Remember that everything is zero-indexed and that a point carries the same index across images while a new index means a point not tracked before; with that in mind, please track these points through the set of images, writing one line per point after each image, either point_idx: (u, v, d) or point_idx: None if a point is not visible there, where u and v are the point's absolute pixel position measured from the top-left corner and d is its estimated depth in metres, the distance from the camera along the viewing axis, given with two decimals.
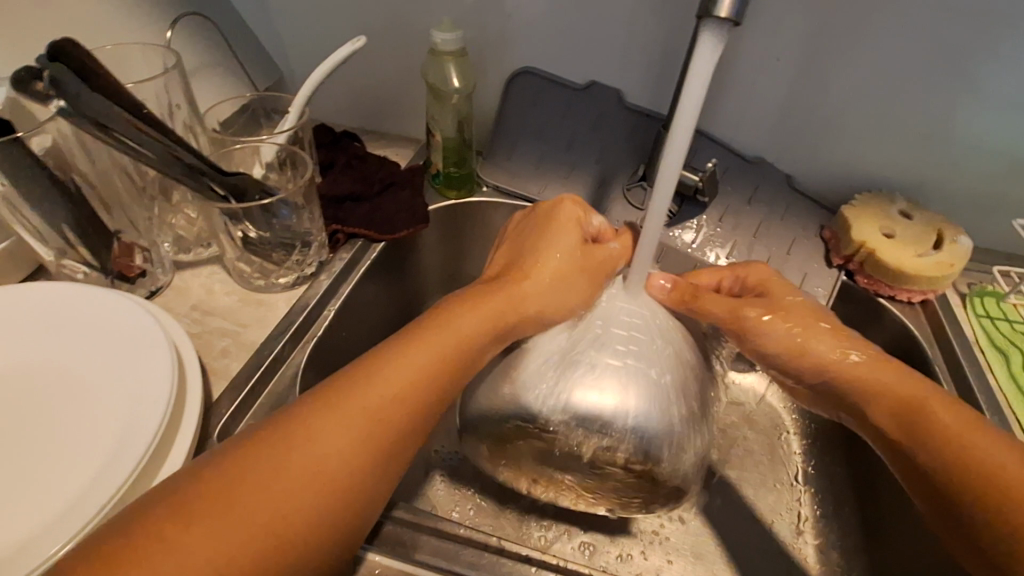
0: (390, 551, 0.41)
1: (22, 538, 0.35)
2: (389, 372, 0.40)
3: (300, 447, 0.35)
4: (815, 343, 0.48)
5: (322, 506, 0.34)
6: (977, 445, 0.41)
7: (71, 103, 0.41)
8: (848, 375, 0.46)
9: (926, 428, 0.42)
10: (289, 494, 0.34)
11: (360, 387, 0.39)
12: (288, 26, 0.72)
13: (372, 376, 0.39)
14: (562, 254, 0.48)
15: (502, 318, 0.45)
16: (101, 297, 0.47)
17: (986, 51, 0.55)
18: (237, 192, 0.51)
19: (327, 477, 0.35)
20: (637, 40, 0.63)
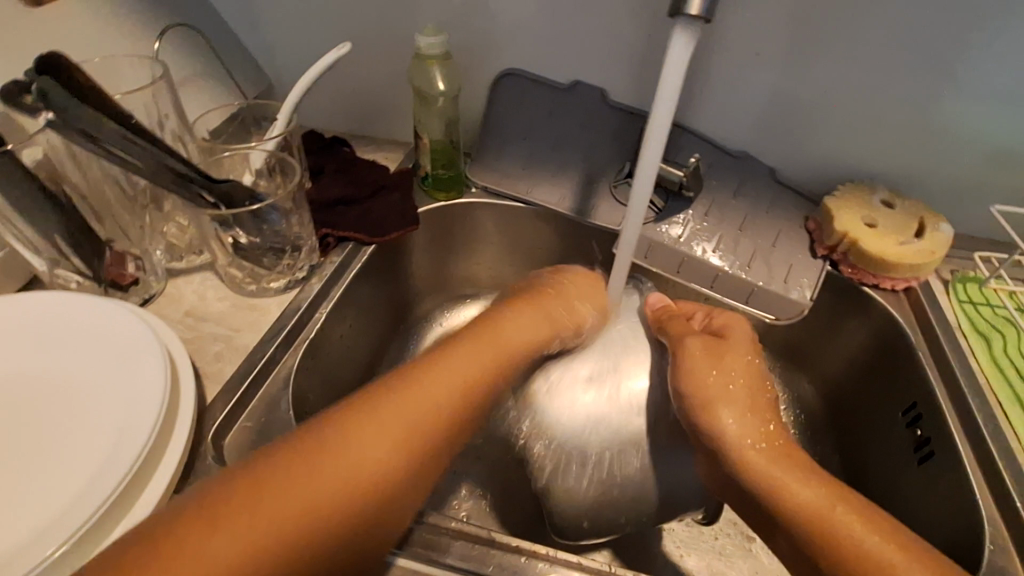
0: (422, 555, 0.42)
1: (20, 542, 0.35)
2: (452, 369, 0.45)
3: (347, 442, 0.37)
4: (724, 406, 0.48)
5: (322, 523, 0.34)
6: (853, 530, 0.39)
7: (59, 116, 0.42)
8: (742, 453, 0.45)
9: (794, 506, 0.41)
10: (338, 495, 0.35)
11: (408, 395, 0.41)
12: (274, 34, 0.73)
13: (436, 374, 0.44)
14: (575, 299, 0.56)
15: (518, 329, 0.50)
16: (94, 305, 0.48)
17: (958, 41, 0.56)
18: (226, 199, 0.52)
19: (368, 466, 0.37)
20: (617, 40, 0.64)
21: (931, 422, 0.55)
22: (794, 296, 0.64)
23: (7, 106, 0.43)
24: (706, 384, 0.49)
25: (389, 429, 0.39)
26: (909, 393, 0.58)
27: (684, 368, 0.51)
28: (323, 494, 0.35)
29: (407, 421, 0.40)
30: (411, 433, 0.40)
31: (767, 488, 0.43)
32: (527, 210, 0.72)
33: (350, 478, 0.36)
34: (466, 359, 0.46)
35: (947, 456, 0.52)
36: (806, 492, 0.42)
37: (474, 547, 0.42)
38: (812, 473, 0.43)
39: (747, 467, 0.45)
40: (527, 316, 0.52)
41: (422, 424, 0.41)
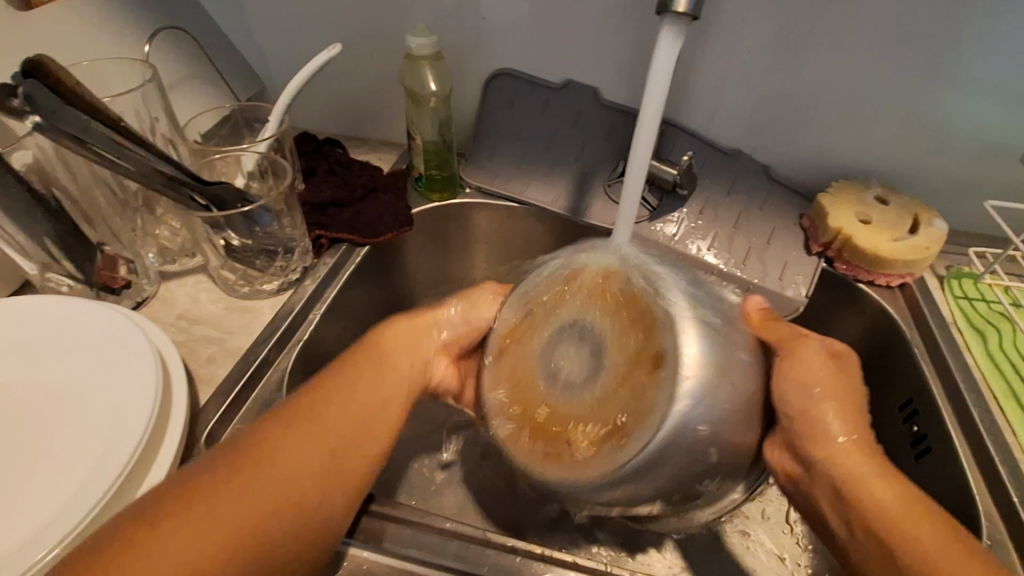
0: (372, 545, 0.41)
1: (9, 547, 0.35)
2: (350, 388, 0.44)
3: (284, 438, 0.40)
4: (830, 416, 0.43)
5: (242, 536, 0.35)
6: (952, 559, 0.37)
7: (46, 119, 0.42)
8: (844, 470, 0.42)
9: (896, 528, 0.39)
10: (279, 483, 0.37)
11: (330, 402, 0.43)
12: (266, 36, 0.73)
13: (368, 382, 0.45)
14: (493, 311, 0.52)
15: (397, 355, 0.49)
16: (85, 309, 0.48)
17: (949, 36, 0.56)
18: (217, 201, 0.52)
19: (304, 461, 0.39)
20: (609, 38, 0.64)
21: (927, 418, 0.54)
22: (790, 293, 0.64)
23: None
24: (813, 394, 0.44)
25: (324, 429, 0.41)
26: (906, 389, 0.58)
27: (801, 379, 0.44)
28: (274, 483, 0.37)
29: (322, 435, 0.41)
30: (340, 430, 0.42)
31: (872, 507, 0.40)
32: (521, 210, 0.72)
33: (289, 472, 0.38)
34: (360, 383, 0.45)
35: (943, 452, 0.51)
36: (895, 503, 0.40)
37: (468, 548, 0.42)
38: (911, 494, 0.41)
39: (844, 476, 0.42)
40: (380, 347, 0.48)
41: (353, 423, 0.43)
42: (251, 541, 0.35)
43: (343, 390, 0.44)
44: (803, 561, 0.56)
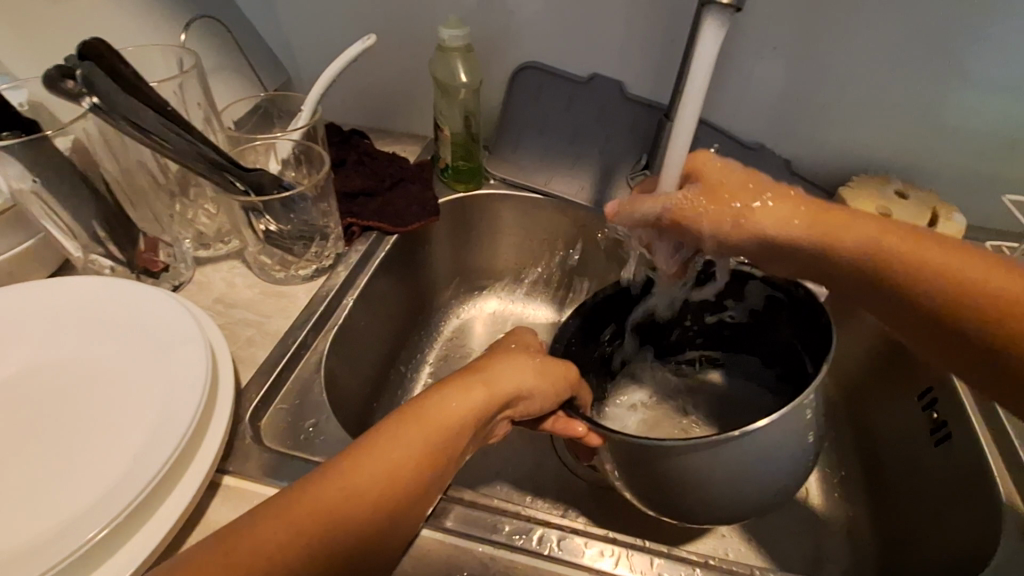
0: (463, 530, 0.41)
1: (70, 518, 0.36)
2: (439, 415, 0.39)
3: (343, 488, 0.34)
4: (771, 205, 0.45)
5: (331, 532, 0.33)
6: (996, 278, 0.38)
7: (104, 100, 0.42)
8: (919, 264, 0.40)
9: (986, 291, 0.38)
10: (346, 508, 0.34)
11: (400, 436, 0.37)
12: (295, 27, 0.74)
13: (430, 409, 0.39)
14: (524, 372, 0.45)
15: (480, 399, 0.41)
16: (131, 291, 0.48)
17: (972, 35, 0.58)
18: (256, 187, 0.53)
19: (383, 504, 0.35)
20: (637, 31, 0.65)
21: (947, 405, 0.56)
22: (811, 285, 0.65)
23: (47, 89, 0.42)
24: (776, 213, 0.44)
25: (391, 455, 0.36)
26: (925, 378, 0.59)
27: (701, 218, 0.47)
28: (338, 514, 0.33)
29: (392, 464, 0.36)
30: (416, 455, 0.37)
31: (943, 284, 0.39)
32: (544, 201, 0.73)
33: (354, 506, 0.34)
34: (451, 407, 0.40)
35: (963, 438, 0.53)
36: (980, 270, 0.39)
37: (511, 522, 0.42)
38: (995, 263, 0.39)
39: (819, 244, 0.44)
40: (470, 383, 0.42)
41: (414, 457, 0.37)
42: (328, 536, 0.33)
43: (429, 416, 0.39)
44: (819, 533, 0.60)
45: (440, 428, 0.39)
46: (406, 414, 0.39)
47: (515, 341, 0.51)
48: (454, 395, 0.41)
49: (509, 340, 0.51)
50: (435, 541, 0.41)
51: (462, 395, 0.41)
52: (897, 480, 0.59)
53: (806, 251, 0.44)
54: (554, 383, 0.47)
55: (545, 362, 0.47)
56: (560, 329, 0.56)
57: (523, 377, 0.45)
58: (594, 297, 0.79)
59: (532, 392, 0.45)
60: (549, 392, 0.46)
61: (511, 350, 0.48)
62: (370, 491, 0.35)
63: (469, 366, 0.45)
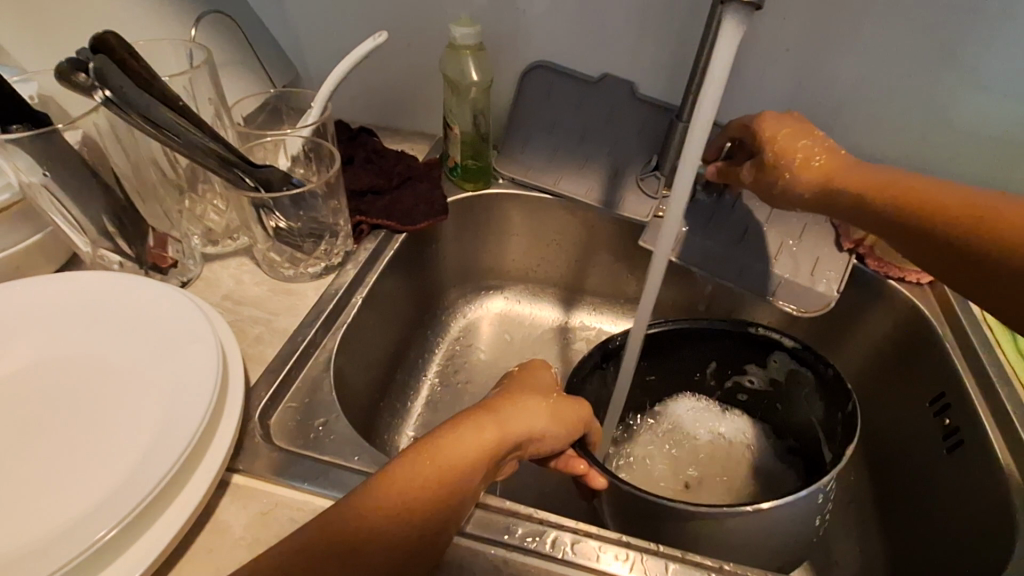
0: (476, 532, 0.41)
1: (78, 517, 0.36)
2: (451, 461, 0.38)
3: (355, 529, 0.34)
4: (798, 148, 0.51)
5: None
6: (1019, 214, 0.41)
7: (116, 94, 0.42)
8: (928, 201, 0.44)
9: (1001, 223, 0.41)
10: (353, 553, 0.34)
11: (413, 476, 0.37)
12: (304, 23, 0.73)
13: (442, 453, 0.38)
14: (539, 413, 0.44)
15: (495, 442, 0.40)
16: (140, 287, 0.48)
17: (988, 38, 0.57)
18: (264, 184, 0.52)
19: (389, 549, 0.35)
20: (649, 31, 0.65)
21: (960, 411, 0.55)
22: (821, 288, 0.65)
23: (59, 83, 0.41)
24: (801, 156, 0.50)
25: (401, 496, 0.36)
26: (937, 383, 0.58)
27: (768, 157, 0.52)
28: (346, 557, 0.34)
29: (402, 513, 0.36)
30: (426, 500, 0.36)
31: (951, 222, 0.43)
32: (553, 202, 0.73)
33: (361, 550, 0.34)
34: (464, 450, 0.39)
35: (976, 445, 0.52)
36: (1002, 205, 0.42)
37: (523, 524, 0.42)
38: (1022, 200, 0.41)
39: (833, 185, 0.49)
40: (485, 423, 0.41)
41: (425, 505, 0.36)
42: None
43: (441, 462, 0.38)
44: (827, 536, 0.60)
45: (451, 474, 0.37)
46: (417, 456, 0.38)
47: (529, 374, 0.49)
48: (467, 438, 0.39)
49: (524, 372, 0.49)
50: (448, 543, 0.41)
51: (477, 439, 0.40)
52: (907, 486, 0.59)
53: (843, 197, 0.48)
54: (565, 424, 0.46)
55: (557, 404, 0.46)
56: (582, 360, 0.59)
57: (536, 418, 0.43)
58: (602, 298, 0.79)
59: (545, 434, 0.44)
60: (559, 435, 0.45)
61: (526, 387, 0.47)
62: (378, 535, 0.35)
63: (485, 403, 0.43)
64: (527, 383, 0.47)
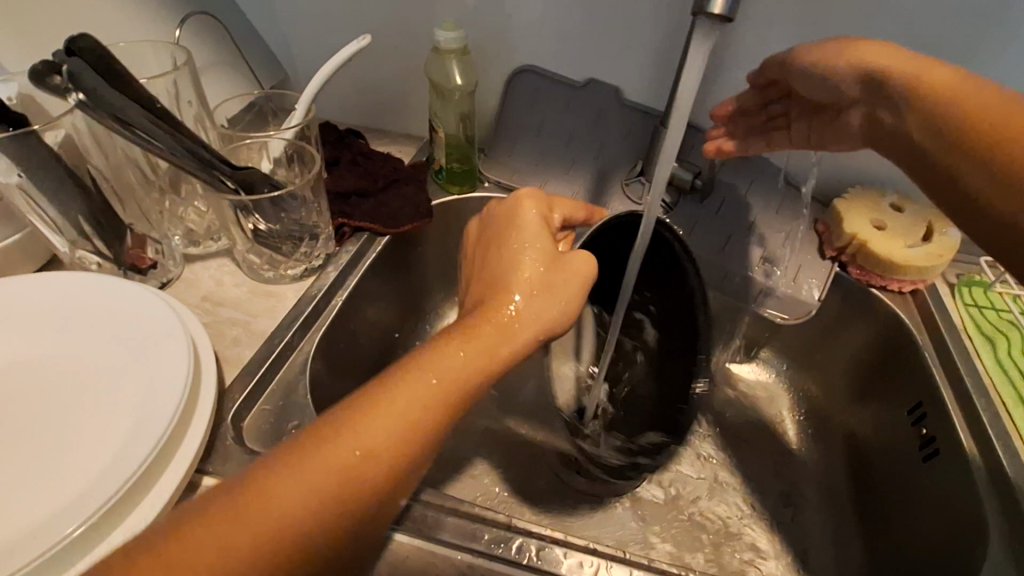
0: (457, 540, 0.41)
1: (46, 516, 0.36)
2: (463, 362, 0.36)
3: (358, 459, 0.31)
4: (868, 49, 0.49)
5: (357, 480, 0.31)
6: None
7: (90, 97, 0.42)
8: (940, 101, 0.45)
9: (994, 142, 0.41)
10: (365, 469, 0.32)
11: (414, 394, 0.34)
12: (292, 25, 0.73)
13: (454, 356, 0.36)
14: (559, 313, 0.41)
15: (510, 347, 0.38)
16: (117, 288, 0.48)
17: (972, 50, 0.57)
18: (245, 185, 0.53)
19: (399, 473, 0.33)
20: (635, 39, 0.65)
21: (936, 421, 0.56)
22: (802, 295, 0.66)
23: (33, 84, 0.43)
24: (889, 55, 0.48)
25: (415, 412, 0.34)
26: (916, 393, 0.59)
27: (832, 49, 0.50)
28: (355, 476, 0.31)
29: (419, 415, 0.34)
30: (434, 423, 0.34)
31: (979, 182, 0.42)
32: None
33: (370, 471, 0.32)
34: (477, 354, 0.37)
35: (952, 454, 0.52)
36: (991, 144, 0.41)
37: (491, 530, 0.42)
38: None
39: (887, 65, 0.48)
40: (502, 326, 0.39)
41: (442, 409, 0.35)
42: (357, 489, 0.31)
43: (453, 367, 0.36)
44: (807, 542, 0.60)
45: (454, 398, 0.35)
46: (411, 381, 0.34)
47: (515, 231, 0.44)
48: (475, 349, 0.37)
49: (513, 236, 0.43)
50: (414, 547, 0.41)
51: (485, 350, 0.37)
52: (884, 495, 0.58)
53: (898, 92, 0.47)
54: (572, 297, 0.42)
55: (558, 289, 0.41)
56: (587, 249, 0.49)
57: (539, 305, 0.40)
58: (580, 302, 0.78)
59: (557, 325, 0.41)
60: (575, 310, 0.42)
61: (526, 263, 0.42)
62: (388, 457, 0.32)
63: (494, 300, 0.40)
64: (530, 257, 0.42)
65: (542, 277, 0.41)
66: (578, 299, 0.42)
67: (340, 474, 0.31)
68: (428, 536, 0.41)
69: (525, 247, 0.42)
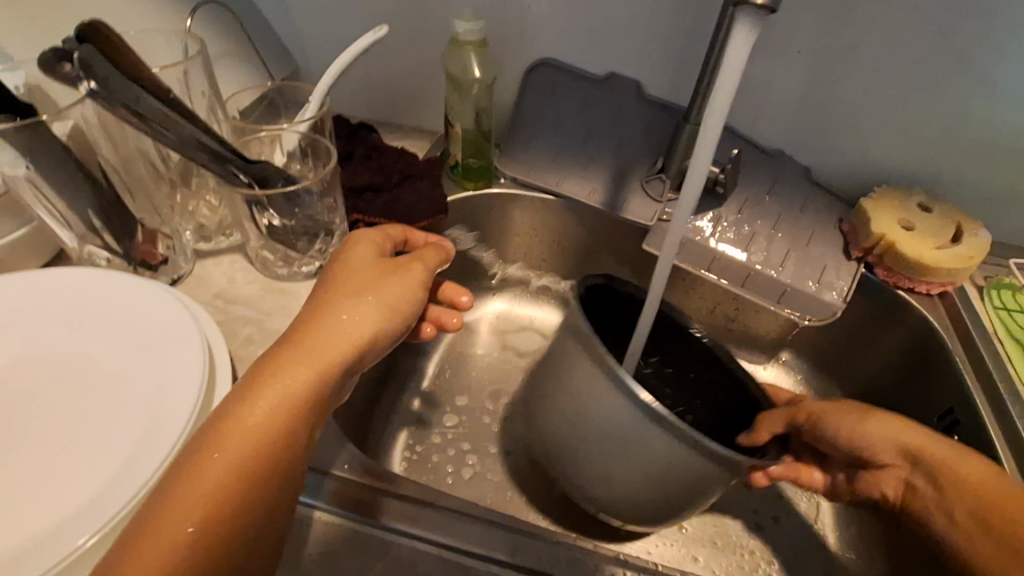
0: (456, 544, 0.41)
1: (56, 525, 0.34)
2: (282, 387, 0.37)
3: (185, 528, 0.31)
4: (867, 426, 0.49)
5: (197, 537, 0.31)
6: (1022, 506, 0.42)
7: (101, 86, 0.41)
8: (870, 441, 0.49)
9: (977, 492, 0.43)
10: (207, 527, 0.32)
11: (223, 434, 0.34)
12: (304, 16, 0.72)
13: (263, 390, 0.36)
14: (384, 314, 0.42)
15: (331, 359, 0.39)
16: (128, 285, 0.46)
17: (1006, 46, 0.56)
18: (260, 179, 0.51)
19: (215, 542, 0.32)
20: (658, 32, 0.63)
21: (969, 428, 0.55)
22: (826, 297, 0.63)
23: (43, 74, 0.41)
24: (868, 438, 0.49)
25: (229, 456, 0.34)
26: (947, 399, 0.58)
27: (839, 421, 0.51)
28: (192, 536, 0.31)
29: (238, 454, 0.34)
30: (254, 451, 0.34)
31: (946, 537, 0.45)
32: (557, 203, 0.71)
33: (174, 555, 0.30)
34: (293, 373, 0.37)
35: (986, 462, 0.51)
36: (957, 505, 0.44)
37: (521, 540, 0.42)
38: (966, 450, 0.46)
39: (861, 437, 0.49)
40: (313, 345, 0.39)
41: (267, 433, 0.35)
42: (202, 543, 0.31)
43: (263, 394, 0.36)
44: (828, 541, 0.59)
45: (256, 427, 0.35)
46: (224, 428, 0.35)
47: (342, 267, 0.44)
48: (290, 371, 0.37)
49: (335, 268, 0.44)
50: (418, 550, 0.41)
51: (305, 367, 0.38)
52: None
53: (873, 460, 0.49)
54: (397, 299, 0.43)
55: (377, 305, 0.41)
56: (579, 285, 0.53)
57: (355, 315, 0.40)
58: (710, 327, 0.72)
59: (390, 321, 0.42)
60: (406, 306, 0.43)
61: (335, 289, 0.42)
62: (186, 532, 0.31)
63: (300, 324, 0.40)
64: (337, 283, 0.42)
65: (357, 288, 0.42)
66: (406, 296, 0.43)
67: (175, 550, 0.31)
68: (374, 521, 0.42)
69: (344, 272, 0.43)
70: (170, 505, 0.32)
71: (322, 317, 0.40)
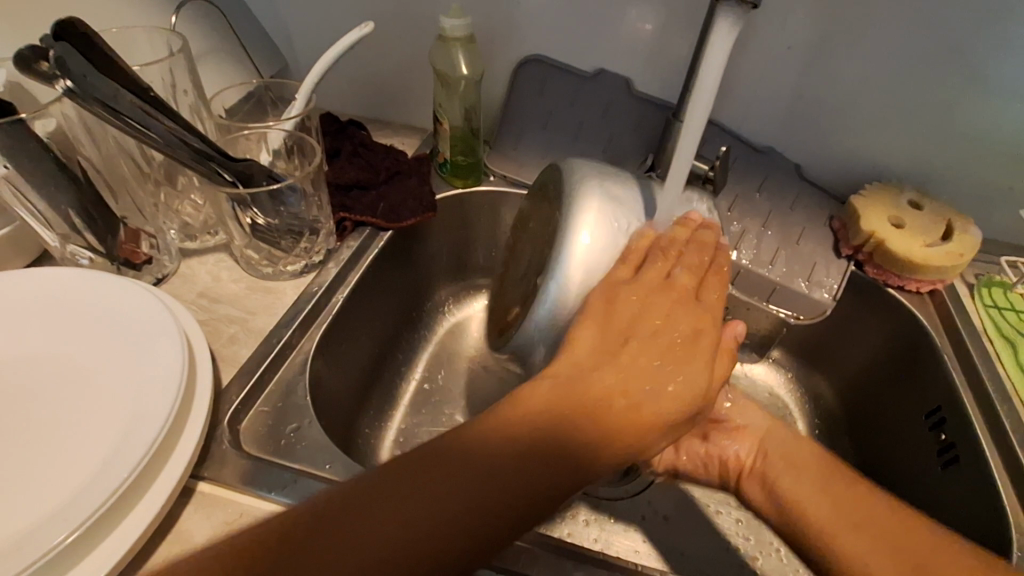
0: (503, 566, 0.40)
1: (31, 525, 0.34)
2: (518, 444, 0.35)
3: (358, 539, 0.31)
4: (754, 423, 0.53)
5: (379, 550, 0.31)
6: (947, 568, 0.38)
7: (77, 84, 0.41)
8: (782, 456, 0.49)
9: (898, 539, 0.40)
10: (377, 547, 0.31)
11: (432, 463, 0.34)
12: (292, 14, 0.71)
13: (489, 432, 0.35)
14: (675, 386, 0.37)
15: (563, 433, 0.35)
16: (109, 284, 0.46)
17: (997, 44, 0.55)
18: (243, 177, 0.51)
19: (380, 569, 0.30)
20: (646, 29, 0.63)
21: (954, 425, 0.54)
22: (815, 295, 0.63)
23: (19, 70, 0.42)
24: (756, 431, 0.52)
25: (430, 492, 0.33)
26: (935, 397, 0.57)
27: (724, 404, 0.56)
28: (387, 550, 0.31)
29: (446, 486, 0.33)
30: (463, 499, 0.33)
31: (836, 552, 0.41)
32: None
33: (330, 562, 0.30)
34: (541, 428, 0.35)
35: (973, 461, 0.51)
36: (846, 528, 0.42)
37: (510, 546, 0.41)
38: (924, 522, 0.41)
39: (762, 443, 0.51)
40: (593, 408, 0.36)
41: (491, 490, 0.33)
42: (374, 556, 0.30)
43: (487, 439, 0.35)
44: None
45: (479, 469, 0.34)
46: (449, 450, 0.35)
47: (655, 295, 0.42)
48: (542, 423, 0.35)
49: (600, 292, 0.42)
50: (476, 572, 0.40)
51: (562, 426, 0.35)
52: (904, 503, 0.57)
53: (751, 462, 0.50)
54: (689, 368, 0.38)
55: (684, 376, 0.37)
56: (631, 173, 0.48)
57: (676, 371, 0.38)
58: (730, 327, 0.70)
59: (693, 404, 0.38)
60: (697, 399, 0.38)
61: (651, 324, 0.40)
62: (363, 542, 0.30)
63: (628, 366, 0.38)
64: (666, 321, 0.40)
65: (685, 340, 0.39)
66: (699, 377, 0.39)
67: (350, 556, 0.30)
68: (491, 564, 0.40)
69: (693, 298, 0.42)
70: (356, 512, 0.32)
71: (640, 365, 0.38)
